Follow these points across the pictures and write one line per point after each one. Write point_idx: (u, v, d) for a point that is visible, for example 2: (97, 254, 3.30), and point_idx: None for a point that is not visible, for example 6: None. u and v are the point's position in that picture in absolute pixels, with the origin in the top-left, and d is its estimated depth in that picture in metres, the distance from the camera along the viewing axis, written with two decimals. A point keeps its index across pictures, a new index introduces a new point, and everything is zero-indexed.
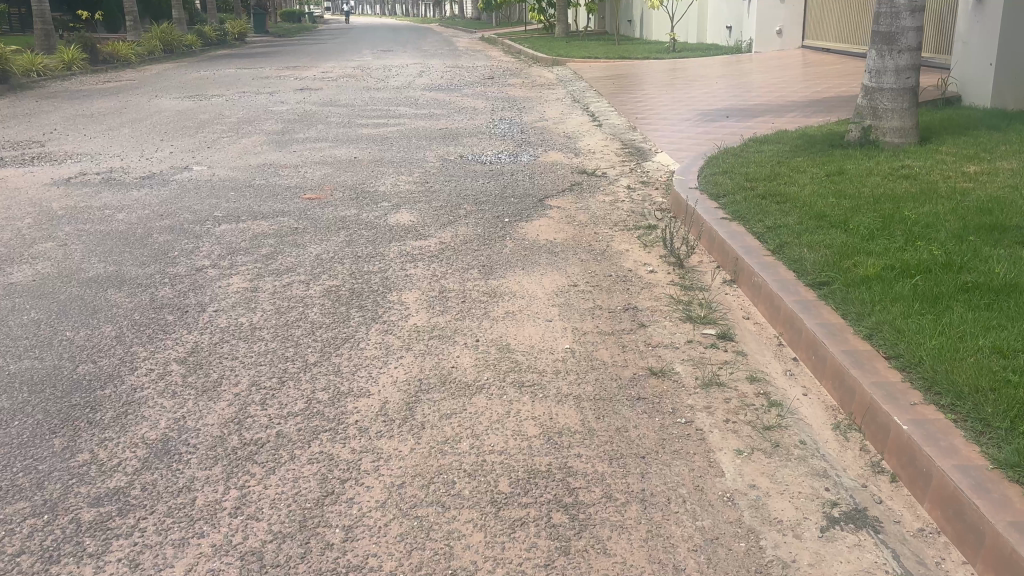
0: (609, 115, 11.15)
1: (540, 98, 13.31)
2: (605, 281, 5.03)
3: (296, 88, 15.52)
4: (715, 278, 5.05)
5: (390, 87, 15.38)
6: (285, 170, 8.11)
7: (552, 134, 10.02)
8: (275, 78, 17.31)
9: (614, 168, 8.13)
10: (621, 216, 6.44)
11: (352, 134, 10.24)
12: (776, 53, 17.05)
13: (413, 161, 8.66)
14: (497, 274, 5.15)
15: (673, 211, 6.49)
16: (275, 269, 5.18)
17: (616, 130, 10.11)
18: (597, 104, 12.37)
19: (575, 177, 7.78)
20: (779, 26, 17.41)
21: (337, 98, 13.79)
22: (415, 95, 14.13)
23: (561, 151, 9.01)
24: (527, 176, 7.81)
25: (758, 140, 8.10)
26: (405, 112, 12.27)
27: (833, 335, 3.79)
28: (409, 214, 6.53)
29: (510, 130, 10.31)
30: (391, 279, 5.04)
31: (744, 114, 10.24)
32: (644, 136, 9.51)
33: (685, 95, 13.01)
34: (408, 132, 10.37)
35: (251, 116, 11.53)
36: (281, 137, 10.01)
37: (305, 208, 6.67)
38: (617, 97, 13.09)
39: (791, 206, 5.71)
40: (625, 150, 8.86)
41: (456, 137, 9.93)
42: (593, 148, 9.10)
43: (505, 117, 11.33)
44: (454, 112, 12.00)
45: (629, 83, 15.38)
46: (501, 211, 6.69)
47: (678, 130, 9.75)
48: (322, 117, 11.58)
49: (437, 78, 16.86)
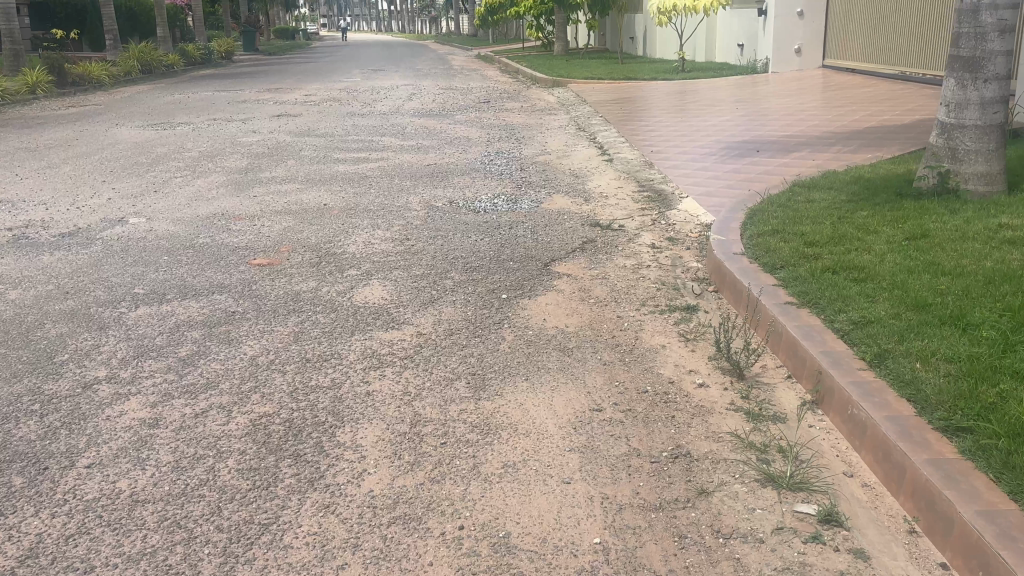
0: (621, 149, 9.83)
1: (541, 126, 12.03)
2: (640, 403, 3.68)
3: (274, 114, 14.25)
4: (789, 400, 3.71)
5: (377, 113, 14.10)
6: (238, 224, 6.76)
7: (557, 172, 8.70)
8: (253, 102, 16.01)
9: (633, 218, 6.80)
10: (648, 291, 5.11)
11: (325, 173, 8.90)
12: (795, 74, 15.79)
13: (392, 207, 7.34)
14: (491, 388, 3.82)
15: (718, 284, 5.15)
16: (191, 387, 3.84)
17: (630, 167, 8.78)
18: (604, 134, 11.09)
19: (586, 231, 6.45)
20: (799, 44, 16.13)
21: (316, 127, 12.46)
22: (403, 122, 12.85)
23: (566, 195, 7.68)
24: (528, 231, 6.48)
25: (804, 185, 6.79)
26: (390, 143, 10.95)
27: (1007, 535, 2.43)
28: (381, 289, 5.21)
29: (507, 167, 9.00)
30: (347, 400, 3.71)
31: (776, 149, 8.93)
32: (664, 176, 8.18)
33: (702, 123, 11.70)
34: (391, 170, 9.04)
35: (215, 151, 10.23)
36: (243, 177, 8.69)
37: (252, 280, 5.34)
38: (627, 126, 11.77)
39: (876, 287, 4.37)
40: (643, 195, 7.53)
41: (446, 176, 8.60)
42: (606, 191, 7.77)
43: (502, 151, 10.02)
44: (444, 144, 10.68)
45: (637, 108, 14.13)
46: (496, 282, 5.36)
47: (702, 166, 8.45)
48: (295, 151, 10.25)
49: (428, 102, 15.57)
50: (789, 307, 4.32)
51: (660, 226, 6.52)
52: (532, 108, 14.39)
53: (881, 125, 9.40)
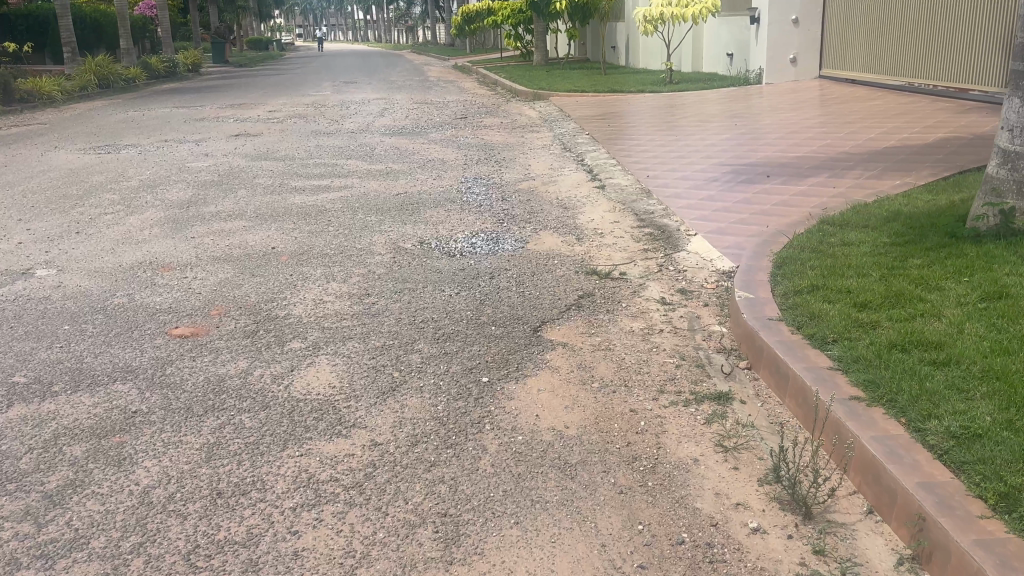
0: (612, 173, 8.83)
1: (523, 146, 11.02)
2: (675, 563, 2.66)
3: (233, 133, 13.16)
4: (879, 554, 2.70)
5: (345, 131, 13.04)
6: (166, 277, 5.67)
7: (543, 202, 7.68)
8: (212, 120, 14.87)
9: (634, 263, 5.78)
10: (664, 369, 4.08)
11: (280, 206, 7.82)
12: (791, 86, 14.92)
13: (352, 250, 6.29)
14: (468, 540, 2.78)
15: (750, 360, 4.13)
16: (50, 547, 2.76)
17: (625, 196, 7.78)
18: (592, 155, 10.08)
19: (581, 281, 5.42)
20: (793, 54, 15.28)
21: (277, 149, 11.35)
22: (372, 142, 11.80)
23: (555, 233, 6.66)
24: (511, 281, 5.43)
25: (834, 222, 5.82)
26: (356, 167, 9.89)
27: None
28: (330, 369, 4.15)
29: (486, 196, 7.98)
30: (267, 568, 2.65)
31: (788, 172, 7.97)
32: (665, 207, 7.19)
33: (698, 141, 10.74)
34: (354, 201, 7.98)
35: (158, 180, 9.12)
36: (184, 211, 7.60)
37: (166, 360, 4.26)
38: (617, 145, 10.78)
39: (965, 374, 3.38)
40: (644, 231, 6.52)
41: (416, 209, 7.55)
42: (600, 227, 6.75)
43: (480, 176, 9.00)
44: (416, 169, 9.63)
45: (625, 124, 13.17)
46: (474, 356, 4.31)
47: (707, 194, 7.47)
48: (248, 179, 9.16)
49: (400, 118, 14.52)
50: (854, 403, 3.31)
51: (669, 275, 5.51)
52: (512, 124, 13.37)
53: (902, 144, 8.47)
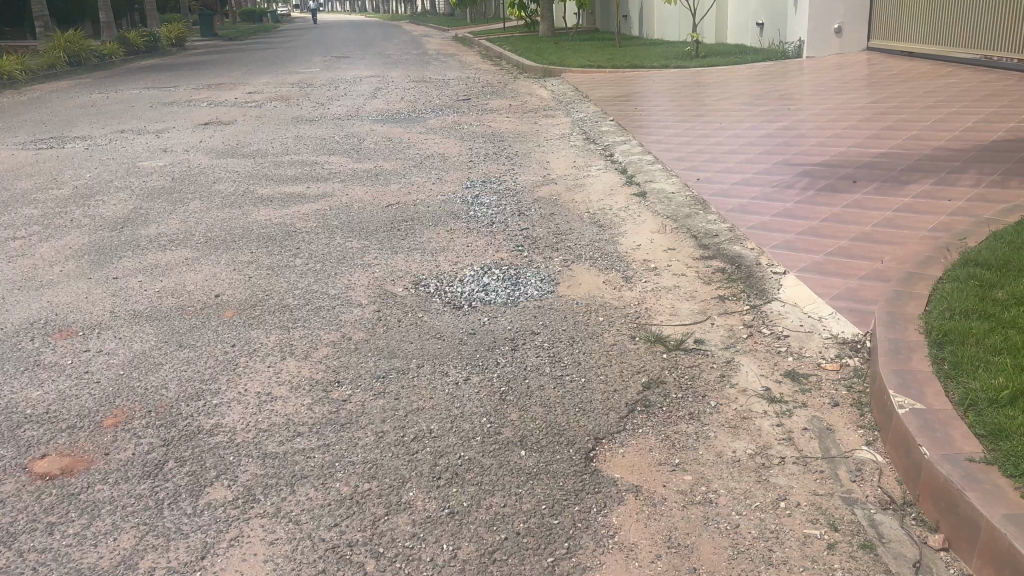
0: (652, 175, 7.19)
1: (537, 138, 9.38)
2: None
3: (201, 120, 11.48)
4: None
5: (330, 117, 11.37)
6: (58, 349, 4.08)
7: (572, 221, 6.06)
8: (181, 105, 13.15)
9: (710, 320, 4.19)
10: (810, 553, 2.53)
11: (237, 225, 6.21)
12: (837, 60, 13.19)
13: (324, 297, 4.69)
14: None
15: (949, 535, 2.53)
16: None
17: (673, 210, 6.16)
18: (622, 148, 8.44)
19: (644, 357, 3.82)
20: (840, 23, 13.51)
21: (249, 142, 9.69)
22: (360, 131, 10.15)
23: (593, 268, 5.06)
24: (543, 356, 3.84)
25: (991, 258, 4.16)
26: (338, 165, 8.26)
27: None
28: (265, 554, 2.57)
29: (497, 211, 6.36)
30: None
31: (879, 174, 6.34)
32: (730, 229, 5.58)
33: (746, 128, 9.07)
34: (332, 216, 6.37)
35: (96, 186, 7.50)
36: (115, 235, 5.98)
37: (5, 537, 2.67)
38: (649, 134, 9.12)
39: None
40: (712, 267, 4.91)
41: (410, 231, 5.94)
42: (651, 259, 5.14)
43: (489, 180, 7.36)
44: (411, 169, 7.97)
45: (652, 105, 11.49)
46: (496, 516, 2.72)
47: (782, 207, 5.84)
48: (205, 185, 7.52)
49: (395, 101, 12.81)
50: None
51: (764, 344, 3.92)
52: (522, 108, 11.67)
53: (1015, 137, 6.81)
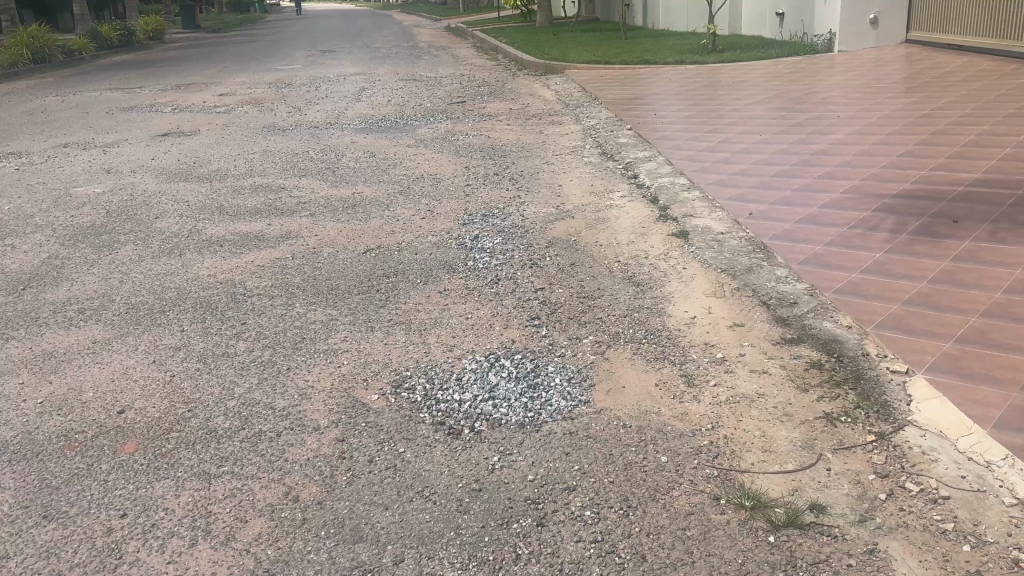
0: (691, 207, 5.88)
1: (544, 154, 8.08)
2: None
3: (161, 129, 10.15)
4: None
5: (307, 125, 10.05)
6: None
7: (600, 276, 4.75)
8: (142, 110, 11.77)
9: (824, 462, 2.88)
10: None
11: (173, 283, 4.88)
12: (873, 55, 11.83)
13: (269, 412, 3.37)
14: None
15: None
16: None
17: (728, 260, 4.85)
18: (647, 167, 7.13)
19: (741, 543, 2.50)
20: (875, 13, 12.16)
21: (209, 159, 8.36)
22: (339, 144, 8.84)
23: (638, 357, 3.75)
24: (586, 543, 2.52)
25: None
26: (308, 190, 6.94)
27: None
28: None
29: (501, 262, 5.06)
30: None
31: (984, 213, 5.03)
32: (811, 292, 4.28)
33: (789, 135, 7.75)
34: (295, 269, 5.05)
35: (12, 224, 6.18)
36: (11, 300, 4.66)
37: None
38: (677, 146, 7.80)
39: None
40: (801, 360, 3.61)
41: (392, 293, 4.62)
42: (715, 343, 3.83)
43: (491, 215, 6.06)
44: (397, 198, 6.64)
45: (670, 107, 10.17)
46: None
47: (874, 263, 4.53)
48: (145, 221, 6.18)
49: (381, 105, 11.44)
50: None
51: (916, 511, 2.61)
52: (524, 113, 10.32)
53: None
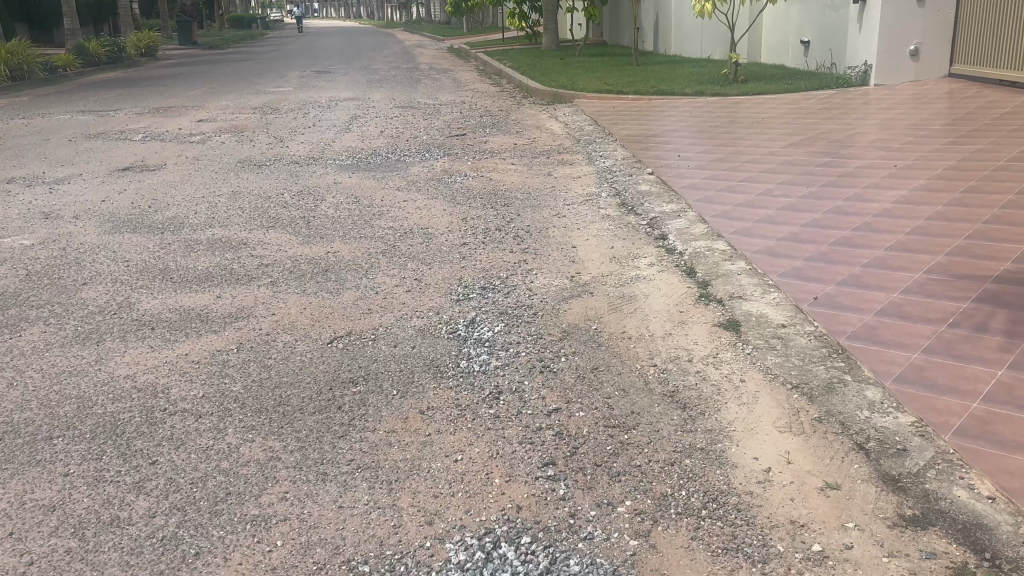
0: (737, 285, 4.78)
1: (553, 203, 6.99)
2: None
3: (123, 162, 9.08)
4: None
5: (286, 160, 8.98)
6: None
7: (633, 391, 3.63)
8: (110, 137, 10.70)
9: None
10: None
11: (75, 388, 3.76)
12: (913, 90, 10.77)
13: None
14: None
15: None
16: None
17: (798, 370, 3.74)
18: (677, 225, 6.04)
19: None
20: (915, 44, 11.11)
21: (168, 202, 7.27)
22: (319, 186, 7.77)
23: (697, 544, 2.63)
24: None
25: None
26: (274, 248, 5.85)
27: None
28: None
29: (504, 361, 3.95)
30: None
31: None
32: (922, 431, 3.16)
33: (838, 183, 6.65)
34: (237, 370, 3.93)
35: None
36: None
37: None
38: (708, 196, 6.71)
39: None
40: (937, 563, 2.49)
41: (359, 412, 3.50)
42: (805, 523, 2.71)
43: (492, 289, 4.95)
44: (379, 260, 5.53)
45: (693, 144, 9.11)
46: None
47: (999, 389, 3.42)
48: (69, 288, 5.07)
49: (373, 136, 10.37)
50: None
51: None
52: (530, 149, 9.25)
53: None
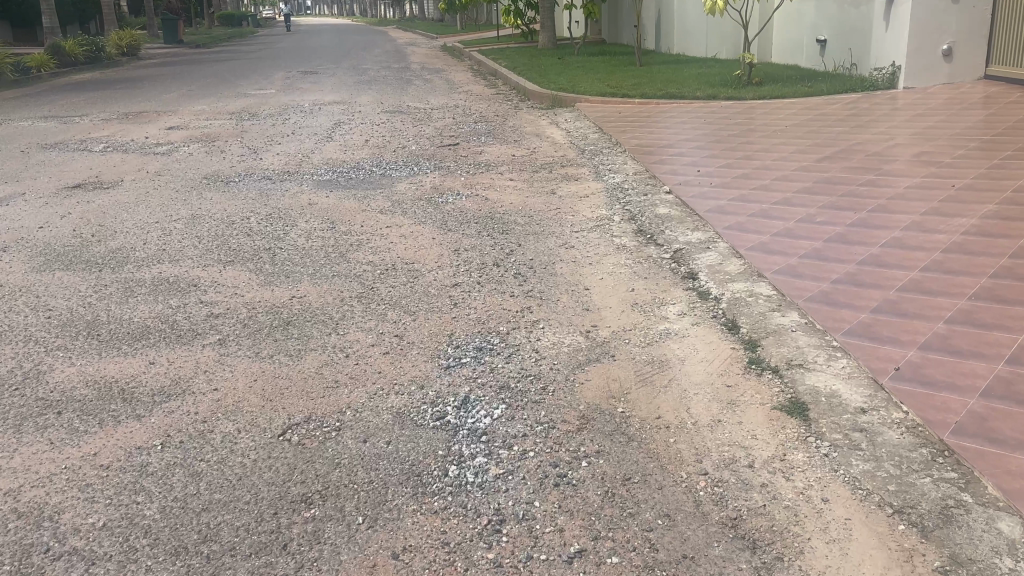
0: (793, 348, 3.86)
1: (559, 229, 6.07)
2: None
3: (76, 177, 8.12)
4: None
5: (258, 175, 8.04)
6: None
7: (681, 519, 2.71)
8: (68, 147, 9.75)
9: None
10: None
11: None
12: (948, 93, 9.86)
13: None
14: None
15: None
16: None
17: (897, 484, 2.82)
18: (707, 261, 5.12)
19: None
20: (949, 44, 10.19)
21: (116, 228, 6.33)
22: (291, 207, 6.83)
23: None
24: None
25: None
26: (229, 291, 4.91)
27: None
28: None
29: (506, 465, 3.02)
30: None
31: None
32: None
33: (890, 207, 5.73)
34: (155, 482, 3.00)
35: None
36: None
37: None
38: (739, 221, 5.79)
39: None
40: None
41: (310, 556, 2.57)
42: None
43: (489, 349, 4.02)
44: (352, 308, 4.60)
45: (711, 155, 8.20)
46: None
47: None
48: None
49: (356, 146, 9.43)
50: None
51: None
52: (530, 162, 8.33)
53: None
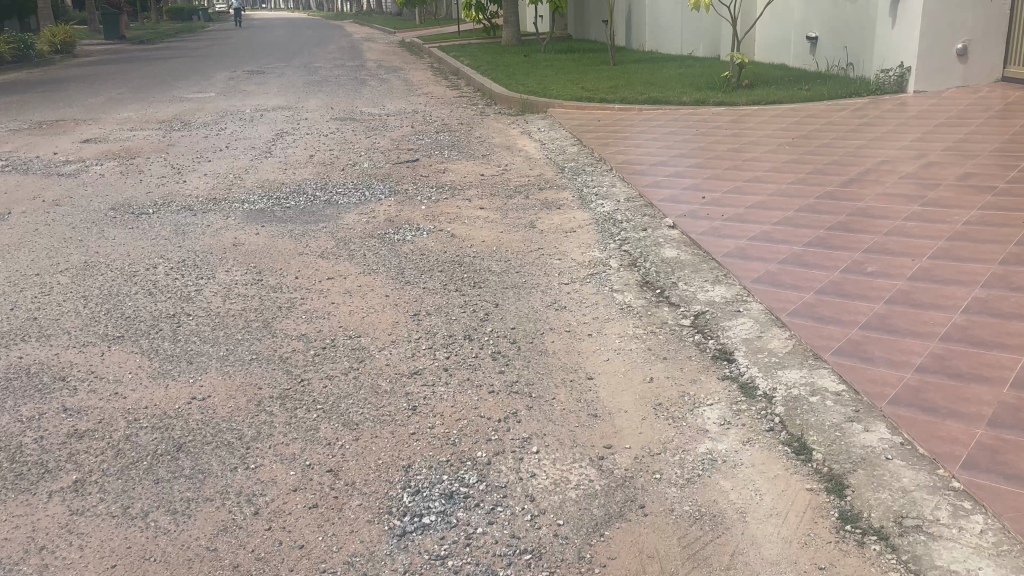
0: (898, 493, 2.70)
1: (543, 279, 4.87)
2: None
3: None
4: None
5: (177, 203, 6.71)
6: None
7: None
8: None
9: None
10: None
11: None
12: (965, 99, 8.87)
13: None
14: None
15: None
16: None
17: None
18: (742, 331, 3.95)
19: None
20: (964, 42, 9.19)
21: None
22: (210, 249, 5.53)
23: None
24: None
25: None
26: (106, 388, 3.62)
27: None
28: None
29: None
30: None
31: None
32: None
33: (953, 252, 4.62)
34: None
35: None
36: None
37: None
38: (768, 271, 4.63)
39: None
40: None
41: None
42: None
43: (462, 496, 2.79)
44: (272, 418, 3.34)
45: (710, 174, 7.05)
46: None
47: None
48: None
49: (298, 163, 8.13)
50: None
51: None
52: (501, 184, 7.11)
53: None
